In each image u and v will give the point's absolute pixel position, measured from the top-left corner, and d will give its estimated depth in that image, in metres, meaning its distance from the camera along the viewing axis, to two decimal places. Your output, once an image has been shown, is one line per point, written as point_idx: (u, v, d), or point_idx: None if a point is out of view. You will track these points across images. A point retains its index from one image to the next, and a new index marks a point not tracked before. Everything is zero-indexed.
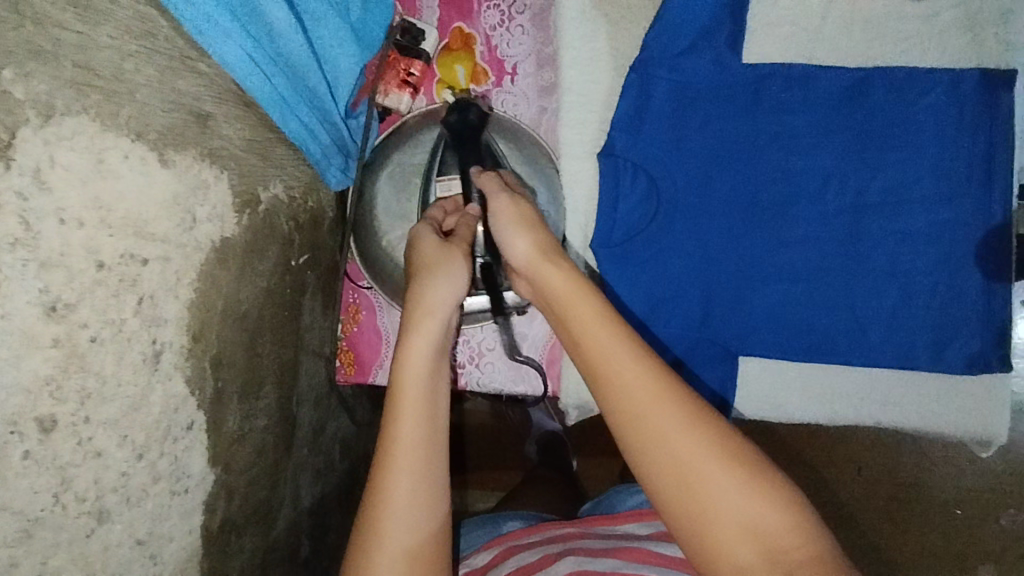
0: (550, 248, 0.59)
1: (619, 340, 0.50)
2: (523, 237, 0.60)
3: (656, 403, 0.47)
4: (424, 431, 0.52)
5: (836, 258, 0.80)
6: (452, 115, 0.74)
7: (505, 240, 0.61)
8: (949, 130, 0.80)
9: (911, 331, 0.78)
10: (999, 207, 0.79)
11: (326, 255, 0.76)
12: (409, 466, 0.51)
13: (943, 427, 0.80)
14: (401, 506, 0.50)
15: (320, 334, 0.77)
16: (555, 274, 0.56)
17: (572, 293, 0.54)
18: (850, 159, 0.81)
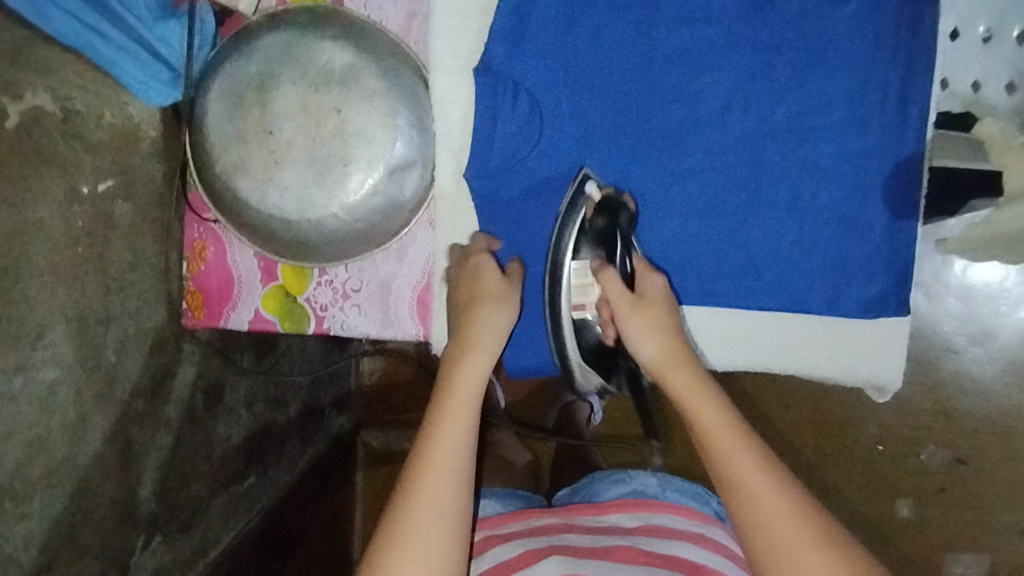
0: (677, 355, 0.68)
1: (731, 428, 0.62)
2: (659, 326, 0.69)
3: (773, 493, 0.58)
4: (467, 432, 0.63)
5: (749, 177, 0.75)
6: (599, 218, 0.72)
7: (639, 339, 0.69)
8: (864, 49, 0.74)
9: (809, 270, 0.75)
10: (908, 137, 0.74)
11: (147, 200, 0.69)
12: (447, 457, 0.61)
13: (836, 371, 0.77)
14: (444, 482, 0.60)
15: (150, 273, 0.71)
16: (683, 373, 0.67)
17: (698, 393, 0.65)
18: (758, 80, 0.74)
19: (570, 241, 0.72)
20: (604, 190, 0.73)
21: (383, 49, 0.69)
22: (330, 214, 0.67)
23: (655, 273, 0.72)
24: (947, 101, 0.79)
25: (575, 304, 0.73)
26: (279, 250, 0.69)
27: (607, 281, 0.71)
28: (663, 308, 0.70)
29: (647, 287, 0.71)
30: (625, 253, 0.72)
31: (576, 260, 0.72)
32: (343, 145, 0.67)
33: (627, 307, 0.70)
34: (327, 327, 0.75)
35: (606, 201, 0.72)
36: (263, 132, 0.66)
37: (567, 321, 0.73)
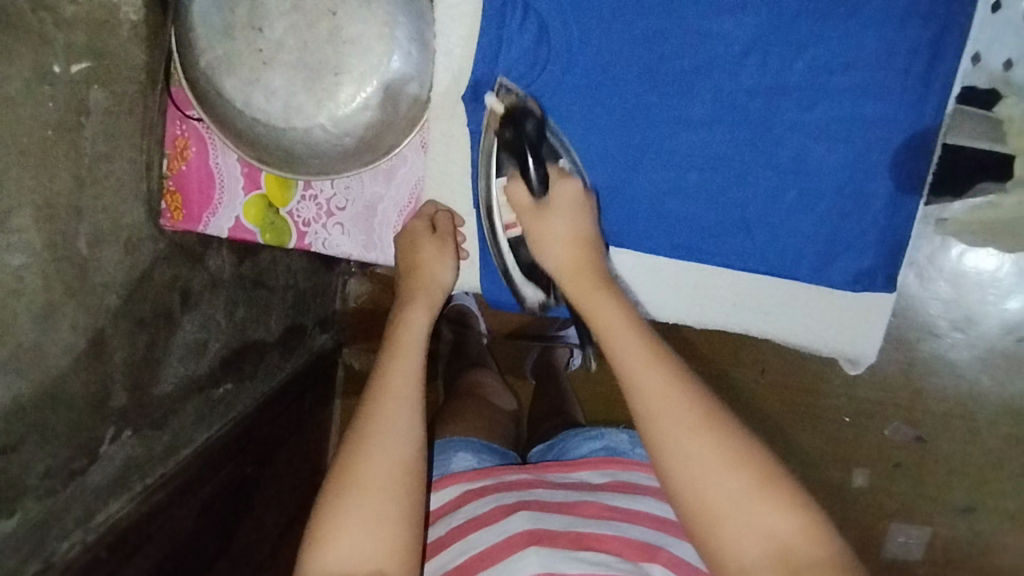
0: (584, 263, 0.69)
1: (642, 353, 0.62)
2: (568, 228, 0.69)
3: (646, 353, 0.62)
4: (416, 368, 0.66)
5: (756, 134, 0.72)
6: (508, 127, 0.70)
7: (548, 251, 0.70)
8: (898, 10, 0.69)
9: (800, 236, 0.74)
10: (926, 109, 0.72)
11: (122, 89, 0.68)
12: (400, 392, 0.64)
13: (812, 340, 0.77)
14: (393, 416, 0.62)
15: (128, 168, 0.69)
16: (588, 285, 0.68)
17: (616, 327, 0.65)
18: (780, 29, 0.70)
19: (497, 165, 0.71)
20: (507, 101, 0.70)
21: None
22: (316, 124, 0.64)
23: (569, 177, 0.70)
24: (977, 75, 0.74)
25: (507, 222, 0.72)
26: (265, 154, 0.66)
27: (515, 193, 0.70)
28: (580, 210, 0.70)
29: (556, 190, 0.70)
30: (538, 161, 0.70)
31: (504, 218, 0.72)
32: (336, 51, 0.63)
33: (532, 214, 0.70)
34: (307, 242, 0.73)
35: (510, 109, 0.70)
36: (252, 29, 0.62)
37: (503, 242, 0.73)
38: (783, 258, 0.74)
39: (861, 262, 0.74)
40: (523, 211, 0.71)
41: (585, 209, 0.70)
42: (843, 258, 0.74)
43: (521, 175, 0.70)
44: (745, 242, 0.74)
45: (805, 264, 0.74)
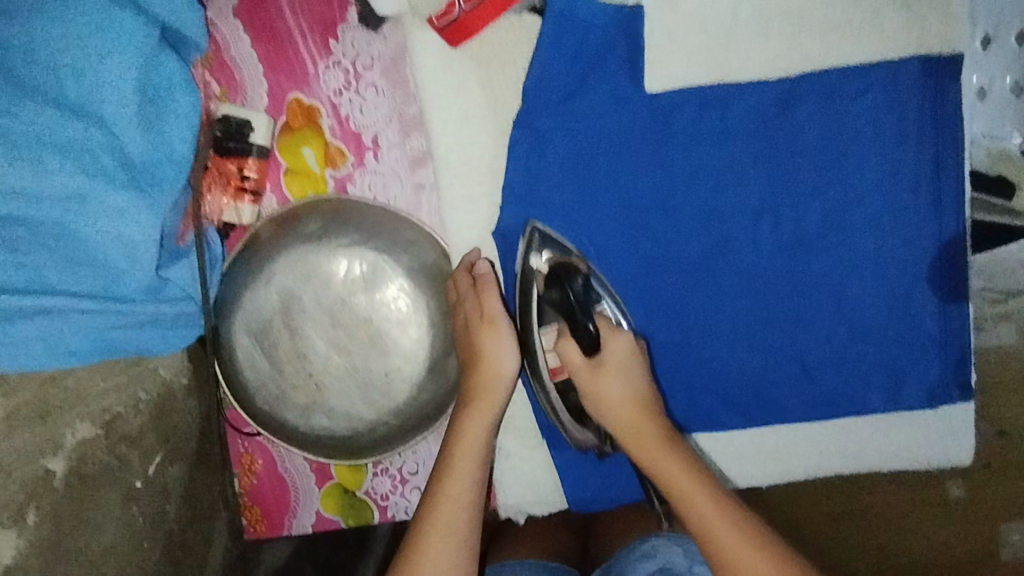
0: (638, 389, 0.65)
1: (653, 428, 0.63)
2: (622, 389, 0.64)
3: (636, 423, 0.63)
4: (471, 481, 0.58)
5: (790, 288, 0.72)
6: (553, 288, 0.66)
7: (602, 407, 0.65)
8: (888, 138, 0.71)
9: (863, 370, 0.73)
10: (948, 219, 0.72)
11: (184, 445, 0.62)
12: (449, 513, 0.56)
13: (907, 461, 0.76)
14: (442, 536, 0.55)
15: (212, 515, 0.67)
16: (630, 408, 0.64)
17: (634, 409, 0.64)
18: (783, 189, 0.71)
19: (537, 311, 0.67)
20: (552, 259, 0.68)
21: (392, 239, 0.64)
22: (380, 421, 0.65)
23: (619, 331, 0.66)
24: (976, 153, 0.75)
25: (553, 368, 0.68)
26: (334, 451, 0.65)
27: (565, 352, 0.66)
28: (632, 367, 0.66)
29: (607, 350, 0.66)
30: (587, 316, 0.65)
31: (543, 333, 0.67)
32: (381, 351, 0.64)
33: (587, 373, 0.65)
34: (389, 513, 0.72)
35: (555, 270, 0.66)
36: (298, 358, 0.63)
37: (548, 386, 0.68)
38: (852, 393, 0.74)
39: (928, 375, 0.74)
40: (574, 360, 0.65)
41: (634, 362, 0.66)
42: (910, 377, 0.74)
43: (569, 331, 0.65)
44: (811, 389, 0.74)
45: (875, 394, 0.74)
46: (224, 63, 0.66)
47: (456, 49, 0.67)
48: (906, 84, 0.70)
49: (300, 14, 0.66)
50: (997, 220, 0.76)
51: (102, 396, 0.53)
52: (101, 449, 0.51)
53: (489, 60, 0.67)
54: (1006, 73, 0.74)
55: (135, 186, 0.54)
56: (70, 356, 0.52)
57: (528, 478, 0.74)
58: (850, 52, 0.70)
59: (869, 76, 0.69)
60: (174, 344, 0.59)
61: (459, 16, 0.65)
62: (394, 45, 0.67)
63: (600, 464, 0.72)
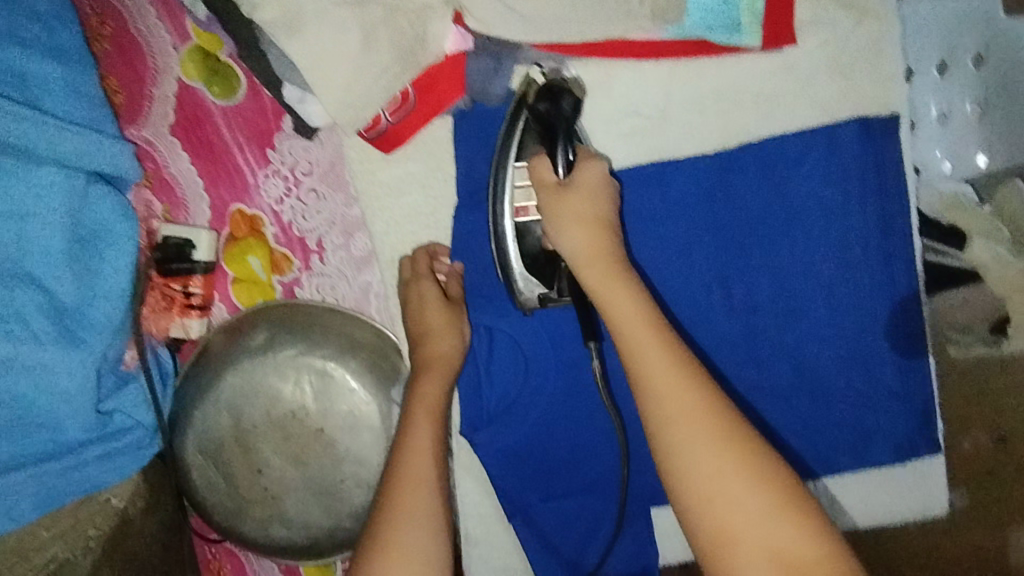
0: (606, 253, 0.54)
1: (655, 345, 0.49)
2: (592, 217, 0.55)
3: (616, 299, 0.52)
4: (420, 499, 0.55)
5: (748, 356, 0.71)
6: (542, 101, 0.59)
7: (561, 235, 0.55)
8: (834, 200, 0.70)
9: (828, 432, 0.72)
10: (902, 275, 0.71)
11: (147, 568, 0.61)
12: (410, 536, 0.53)
13: (884, 517, 0.75)
14: (413, 488, 0.56)
15: None
16: (613, 286, 0.52)
17: (623, 309, 0.51)
18: (732, 259, 0.70)
19: (519, 137, 0.62)
20: (550, 77, 0.63)
21: (340, 346, 0.65)
22: (339, 529, 0.64)
23: (595, 158, 0.57)
24: (926, 194, 0.76)
25: (516, 208, 0.62)
26: (297, 556, 0.65)
27: (539, 172, 0.58)
28: (602, 197, 0.56)
29: (579, 172, 0.57)
30: (568, 139, 0.57)
31: (516, 162, 0.62)
32: (334, 459, 0.64)
33: (552, 196, 0.56)
34: None
35: (548, 86, 0.59)
36: (252, 472, 0.64)
37: (506, 226, 0.62)
38: (818, 456, 0.73)
39: (893, 432, 0.73)
40: (543, 174, 0.57)
41: (608, 192, 0.57)
42: (876, 436, 0.73)
43: (545, 154, 0.58)
44: (778, 455, 0.73)
45: (841, 455, 0.73)
46: (165, 181, 0.67)
47: (390, 154, 0.67)
48: (841, 146, 0.70)
49: (236, 128, 0.67)
50: (946, 263, 0.76)
51: (47, 545, 0.56)
52: None
53: (424, 160, 0.68)
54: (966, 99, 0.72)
55: (67, 333, 0.56)
56: (29, 509, 0.55)
57: (499, 562, 0.73)
58: (781, 123, 0.71)
59: (805, 142, 0.70)
60: (130, 467, 0.60)
61: (387, 127, 0.65)
62: (331, 150, 0.68)
63: (569, 546, 0.71)
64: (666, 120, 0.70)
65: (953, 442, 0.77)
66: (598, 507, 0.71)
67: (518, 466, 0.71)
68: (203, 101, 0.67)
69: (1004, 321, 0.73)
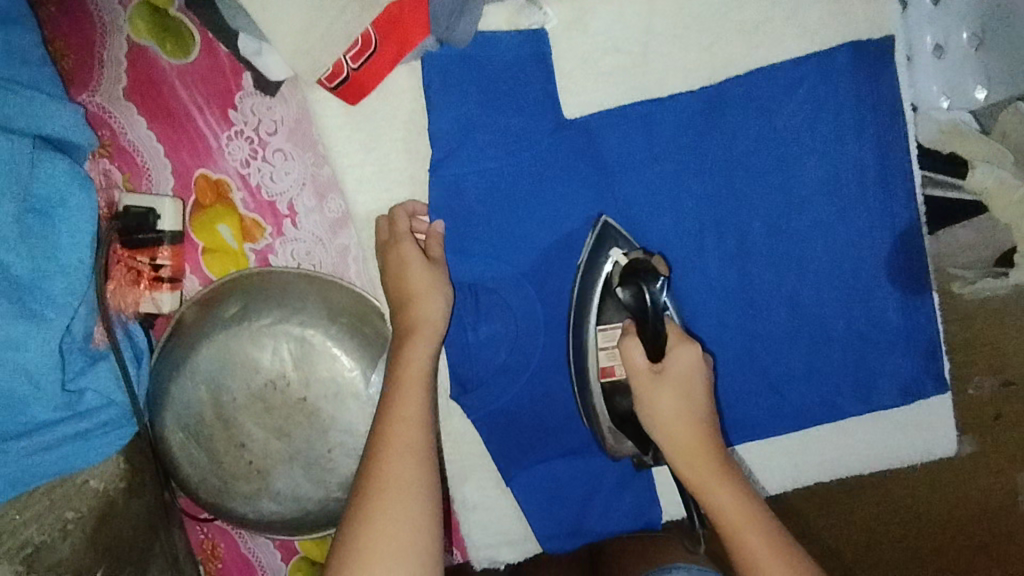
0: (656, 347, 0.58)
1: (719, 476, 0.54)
2: (680, 407, 0.56)
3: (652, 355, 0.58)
4: (417, 473, 0.52)
5: (744, 301, 0.69)
6: (630, 288, 0.58)
7: (655, 421, 0.57)
8: (828, 133, 0.67)
9: (832, 375, 0.70)
10: (902, 207, 0.68)
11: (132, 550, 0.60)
12: (392, 544, 0.48)
13: (891, 460, 0.73)
14: (400, 455, 0.52)
15: None
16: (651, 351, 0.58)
17: (658, 372, 0.57)
18: (725, 200, 0.67)
19: (598, 300, 0.63)
20: (632, 254, 0.63)
21: (318, 311, 0.62)
22: (330, 499, 0.62)
23: (684, 343, 0.57)
24: (925, 126, 0.71)
25: (602, 368, 0.63)
26: (290, 529, 0.63)
27: (629, 353, 0.58)
28: (693, 386, 0.57)
29: (671, 360, 0.57)
30: (655, 316, 0.56)
31: (600, 327, 0.63)
32: (319, 430, 0.62)
33: (648, 385, 0.57)
34: None
35: (633, 268, 0.59)
36: (235, 446, 0.61)
37: (589, 355, 0.64)
38: (822, 400, 0.70)
39: (899, 372, 0.70)
40: (642, 375, 0.57)
41: (698, 381, 0.57)
42: (883, 377, 0.70)
43: (635, 330, 0.58)
44: (779, 401, 0.70)
45: (846, 398, 0.70)
46: (123, 149, 0.64)
47: (356, 105, 0.64)
48: (834, 75, 0.66)
49: (194, 89, 0.64)
50: (946, 195, 0.72)
51: (21, 530, 0.52)
52: None
53: (394, 112, 0.64)
54: (961, 27, 0.70)
55: (25, 308, 0.54)
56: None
57: (498, 526, 0.71)
58: (768, 54, 0.67)
59: (796, 72, 0.66)
60: (106, 448, 0.58)
61: (350, 74, 0.61)
62: (296, 108, 0.64)
63: (569, 504, 0.70)
64: (646, 57, 0.66)
65: (963, 380, 0.75)
66: (599, 465, 0.69)
67: (512, 427, 0.68)
68: (157, 63, 0.63)
69: (1008, 251, 0.72)
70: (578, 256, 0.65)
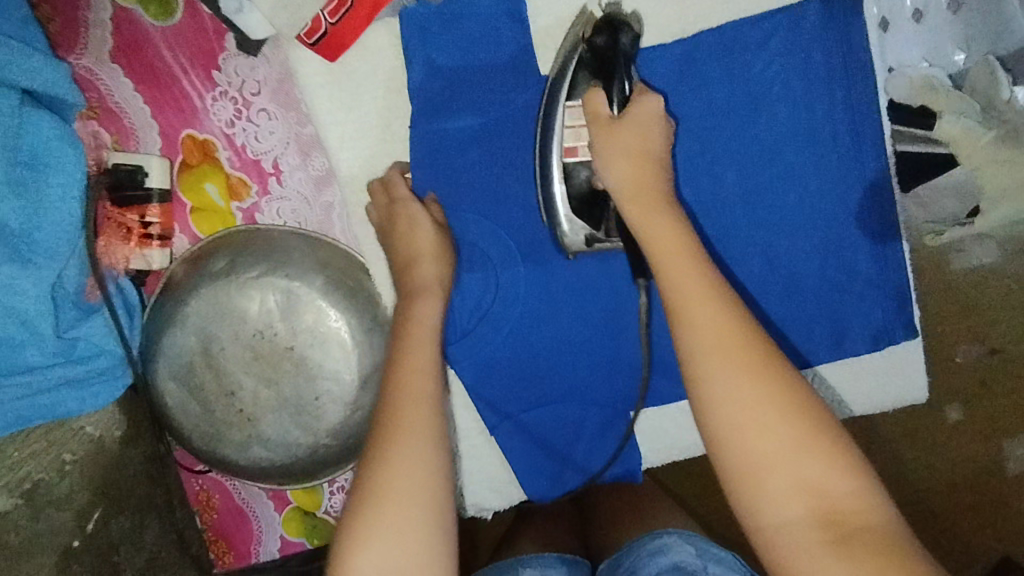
0: (649, 186, 0.56)
1: (767, 396, 0.44)
2: (640, 175, 0.56)
3: (672, 234, 0.52)
4: (429, 418, 0.51)
5: (720, 251, 0.70)
6: (600, 35, 0.60)
7: (608, 162, 0.56)
8: (799, 85, 0.68)
9: (806, 323, 0.72)
10: (872, 157, 0.70)
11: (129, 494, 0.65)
12: (404, 485, 0.47)
13: (869, 406, 0.75)
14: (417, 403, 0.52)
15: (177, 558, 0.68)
16: (674, 248, 0.51)
17: (680, 258, 0.50)
18: (699, 152, 0.69)
19: (570, 75, 0.61)
20: (606, 15, 0.62)
21: (304, 264, 0.65)
22: (318, 446, 0.65)
23: (650, 93, 0.59)
24: (899, 82, 0.72)
25: (564, 146, 0.62)
26: (281, 476, 0.66)
27: (593, 104, 0.59)
28: (651, 128, 0.58)
29: (637, 106, 0.59)
30: (623, 77, 0.59)
31: (569, 102, 0.61)
32: (307, 379, 0.65)
33: (602, 126, 0.58)
34: None
35: (608, 19, 0.61)
36: (225, 395, 0.64)
37: (556, 95, 0.62)
38: (797, 348, 0.72)
39: (870, 319, 0.72)
40: (596, 109, 0.58)
41: (657, 126, 0.59)
42: (855, 324, 0.72)
43: (601, 87, 0.59)
44: None
45: (820, 345, 0.72)
46: (111, 110, 0.65)
47: (336, 63, 0.65)
48: (804, 26, 0.68)
49: (178, 51, 0.65)
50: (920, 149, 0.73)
51: (23, 465, 0.61)
52: (23, 514, 0.60)
53: (375, 71, 0.66)
54: None
55: (24, 259, 0.58)
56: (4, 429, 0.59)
57: (484, 475, 0.74)
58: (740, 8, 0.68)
59: (766, 25, 0.67)
60: (100, 393, 0.62)
61: (327, 29, 0.63)
62: (279, 68, 0.66)
63: (552, 452, 0.72)
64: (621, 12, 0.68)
65: (949, 351, 0.80)
66: (580, 413, 0.71)
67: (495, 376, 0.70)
68: (142, 26, 0.65)
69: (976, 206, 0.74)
70: None
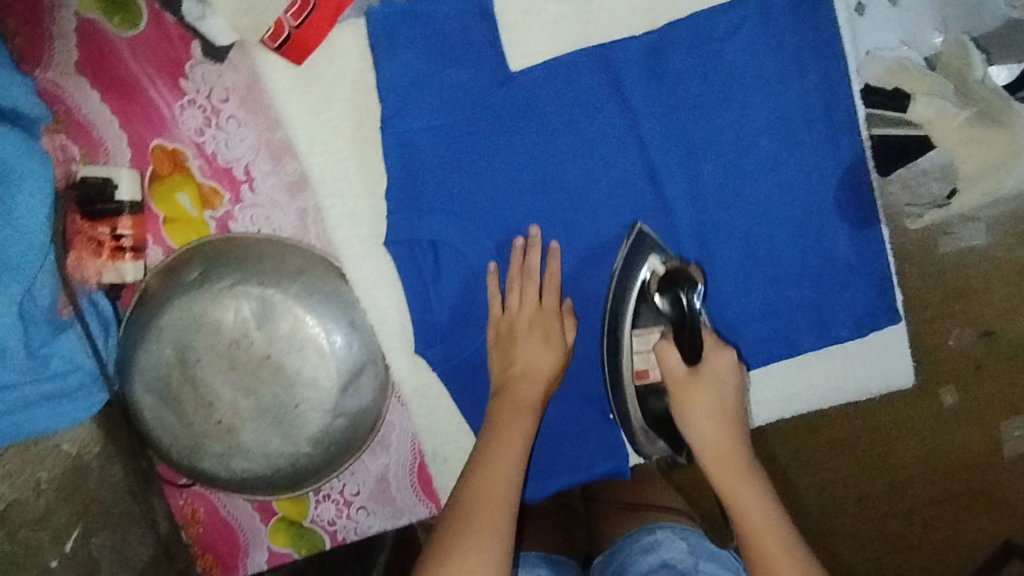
0: (729, 444, 0.62)
1: (790, 546, 0.54)
2: (715, 404, 0.63)
3: (722, 443, 0.62)
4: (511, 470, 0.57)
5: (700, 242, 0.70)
6: (668, 293, 0.64)
7: (694, 426, 0.63)
8: (772, 72, 0.68)
9: (790, 312, 0.72)
10: (848, 143, 0.70)
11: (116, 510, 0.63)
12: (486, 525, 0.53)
13: (850, 393, 0.75)
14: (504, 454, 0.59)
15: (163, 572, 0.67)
16: (737, 463, 0.60)
17: (736, 472, 0.60)
18: (674, 144, 0.68)
19: (634, 304, 0.67)
20: (669, 261, 0.67)
21: (279, 272, 0.64)
22: (301, 453, 0.65)
23: (723, 349, 0.65)
24: (872, 64, 0.72)
25: (635, 372, 0.67)
26: (265, 484, 0.66)
27: (667, 360, 0.65)
28: (725, 388, 0.64)
29: (706, 362, 0.64)
30: (691, 326, 0.63)
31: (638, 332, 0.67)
32: (286, 388, 0.64)
33: (681, 385, 0.64)
34: (339, 536, 0.72)
35: (671, 276, 0.64)
36: (204, 406, 0.64)
37: (622, 330, 0.67)
38: (782, 337, 0.72)
39: (855, 305, 0.72)
40: (715, 438, 0.62)
41: (728, 379, 0.64)
42: (839, 310, 0.72)
43: (673, 344, 0.65)
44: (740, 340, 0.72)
45: (805, 333, 0.72)
46: (79, 123, 0.65)
47: (300, 66, 0.65)
48: (775, 13, 0.67)
49: (144, 60, 0.65)
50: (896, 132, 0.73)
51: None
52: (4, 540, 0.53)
53: (343, 72, 0.65)
54: None
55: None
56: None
57: None
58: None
59: (736, 13, 0.67)
60: (75, 413, 0.60)
61: (290, 33, 0.63)
62: (247, 74, 0.65)
63: (539, 452, 0.72)
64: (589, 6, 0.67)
65: (944, 333, 0.79)
66: (564, 412, 0.71)
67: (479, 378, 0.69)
68: (107, 37, 0.64)
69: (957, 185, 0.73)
70: (531, 205, 0.66)
